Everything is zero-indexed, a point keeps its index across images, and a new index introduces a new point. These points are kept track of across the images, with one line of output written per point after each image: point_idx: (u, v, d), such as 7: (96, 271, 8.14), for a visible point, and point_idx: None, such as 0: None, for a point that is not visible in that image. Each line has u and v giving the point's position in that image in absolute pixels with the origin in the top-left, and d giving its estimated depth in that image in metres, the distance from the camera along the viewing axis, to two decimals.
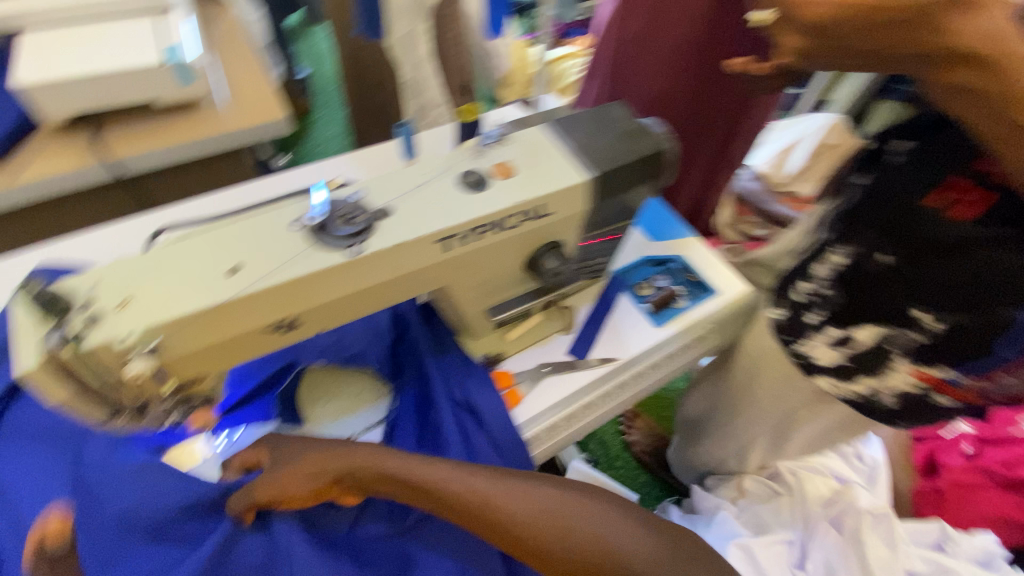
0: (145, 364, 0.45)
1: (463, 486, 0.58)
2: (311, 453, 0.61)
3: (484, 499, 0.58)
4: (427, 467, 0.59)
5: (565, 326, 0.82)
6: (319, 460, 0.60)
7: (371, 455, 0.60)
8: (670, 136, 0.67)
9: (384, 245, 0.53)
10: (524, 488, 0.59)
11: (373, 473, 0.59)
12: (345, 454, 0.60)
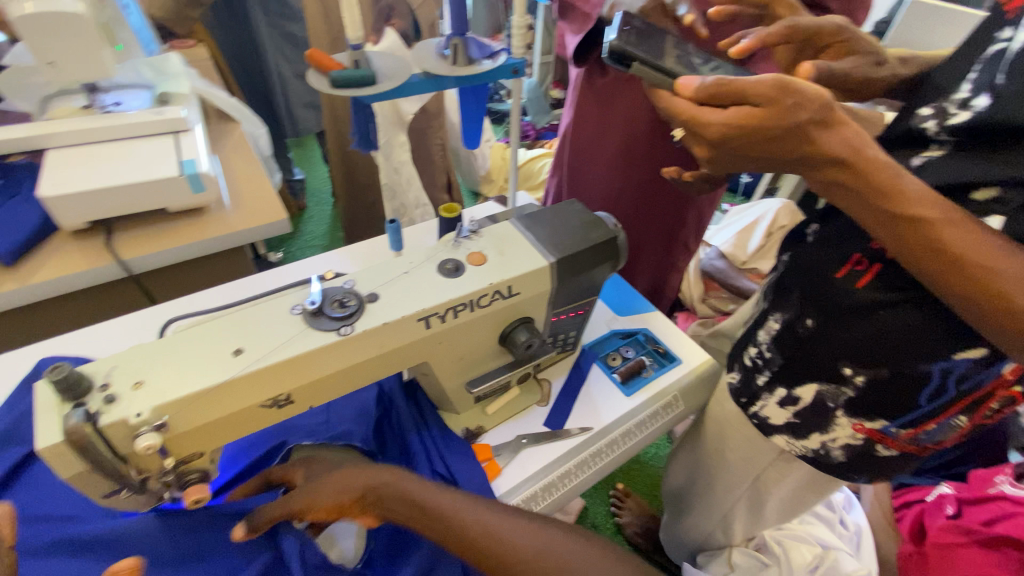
0: (155, 438, 0.50)
1: (476, 508, 0.59)
2: (338, 472, 0.63)
3: (491, 525, 0.58)
4: (442, 490, 0.61)
5: (541, 399, 0.88)
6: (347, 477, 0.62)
7: (397, 478, 0.62)
8: (620, 226, 0.79)
9: (373, 324, 0.60)
10: (529, 522, 0.58)
11: (392, 498, 0.61)
12: (372, 475, 0.62)
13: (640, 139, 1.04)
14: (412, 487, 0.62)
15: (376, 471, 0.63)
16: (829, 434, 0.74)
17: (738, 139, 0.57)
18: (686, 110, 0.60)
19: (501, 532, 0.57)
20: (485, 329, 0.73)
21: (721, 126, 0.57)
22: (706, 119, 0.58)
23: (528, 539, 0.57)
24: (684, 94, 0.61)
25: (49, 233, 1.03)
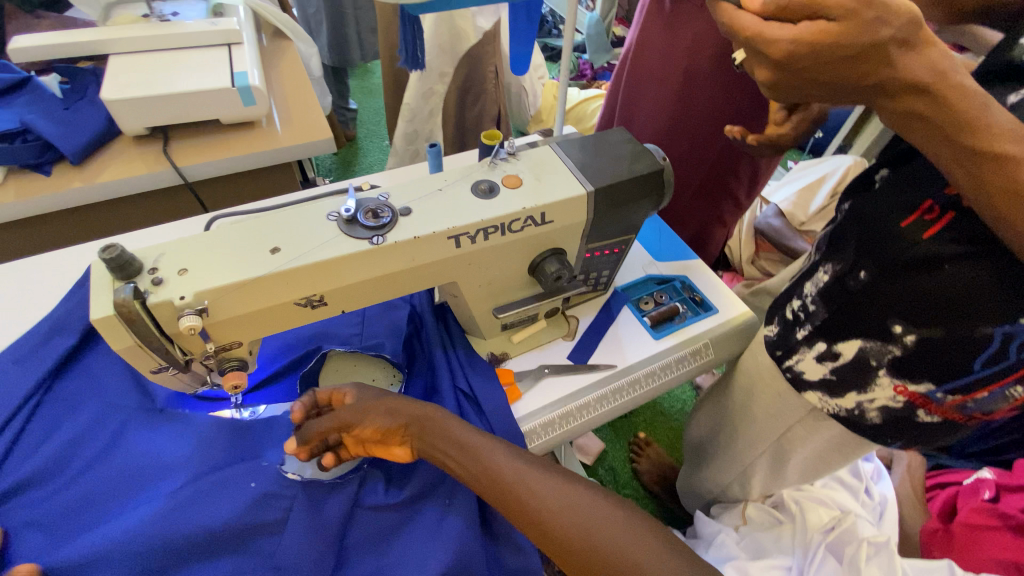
0: (196, 320, 0.53)
1: (505, 456, 0.67)
2: (390, 398, 0.71)
3: (518, 472, 0.66)
4: (477, 433, 0.69)
5: (567, 333, 0.88)
6: (395, 408, 0.70)
7: (431, 414, 0.70)
8: (668, 160, 0.74)
9: (405, 236, 0.61)
10: (546, 473, 0.67)
11: (427, 429, 0.69)
12: (416, 408, 0.70)
13: (702, 73, 0.96)
14: (452, 425, 0.69)
15: (420, 406, 0.71)
16: (866, 395, 0.70)
17: (805, 61, 0.49)
18: (750, 27, 0.50)
19: (524, 478, 0.66)
20: (516, 255, 0.72)
21: (789, 44, 0.48)
22: (771, 37, 0.49)
23: (546, 487, 0.65)
24: (749, 10, 0.51)
25: (114, 139, 1.09)
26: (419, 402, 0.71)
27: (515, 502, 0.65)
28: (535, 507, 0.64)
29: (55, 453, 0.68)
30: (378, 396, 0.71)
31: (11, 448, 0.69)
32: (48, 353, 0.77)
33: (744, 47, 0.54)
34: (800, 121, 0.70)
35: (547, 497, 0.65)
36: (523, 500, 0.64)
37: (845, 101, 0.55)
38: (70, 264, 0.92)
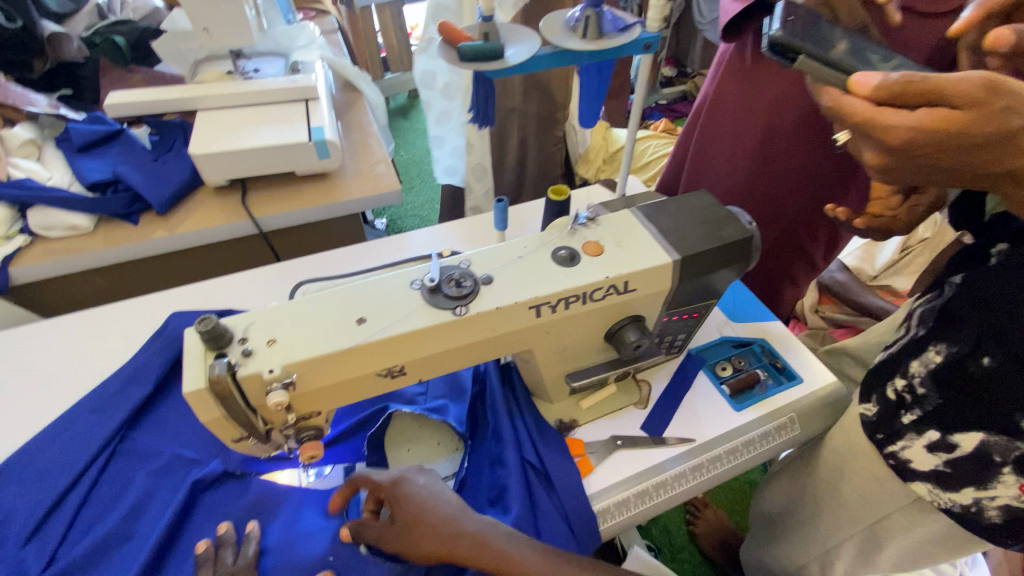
0: (284, 395, 0.53)
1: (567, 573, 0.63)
2: (425, 531, 0.64)
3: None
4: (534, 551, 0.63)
5: (639, 400, 0.84)
6: (442, 522, 0.64)
7: (474, 539, 0.63)
8: (756, 226, 0.70)
9: (489, 307, 0.60)
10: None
11: (474, 554, 0.62)
12: (456, 538, 0.63)
13: (784, 128, 0.93)
14: (504, 548, 0.63)
15: (466, 533, 0.64)
16: (985, 491, 0.63)
17: (925, 148, 0.46)
18: (859, 113, 0.48)
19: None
20: (592, 322, 0.69)
21: (907, 131, 0.46)
22: (886, 123, 0.47)
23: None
24: (857, 95, 0.49)
25: (196, 188, 1.14)
26: (467, 520, 0.65)
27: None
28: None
29: (132, 506, 0.72)
30: (420, 501, 0.66)
31: (87, 499, 0.73)
32: (125, 402, 0.80)
33: (850, 129, 0.51)
34: (912, 208, 0.68)
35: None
36: None
37: (966, 184, 0.51)
38: (154, 310, 0.96)
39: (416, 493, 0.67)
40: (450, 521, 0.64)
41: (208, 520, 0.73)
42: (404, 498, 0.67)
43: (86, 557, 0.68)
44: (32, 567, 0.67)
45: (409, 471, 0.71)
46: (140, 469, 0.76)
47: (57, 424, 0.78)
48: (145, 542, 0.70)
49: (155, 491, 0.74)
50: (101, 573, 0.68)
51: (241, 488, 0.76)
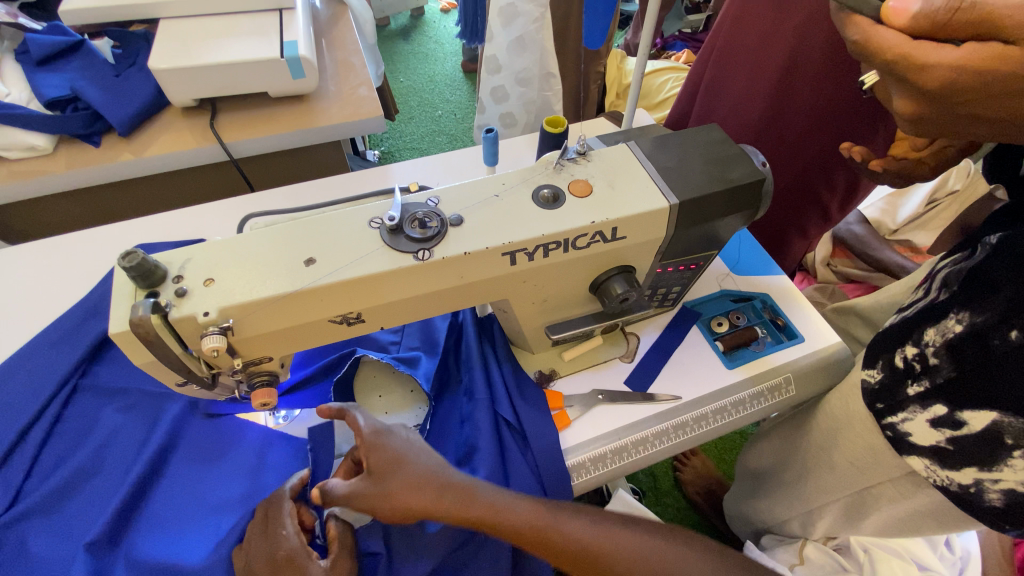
0: (220, 341, 0.48)
1: (535, 515, 0.61)
2: (403, 489, 0.59)
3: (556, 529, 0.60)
4: (505, 497, 0.61)
5: (625, 354, 0.80)
6: (418, 478, 0.60)
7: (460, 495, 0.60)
8: (769, 168, 0.62)
9: (457, 250, 0.53)
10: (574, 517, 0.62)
11: (462, 512, 0.60)
12: (435, 498, 0.60)
13: (813, 60, 0.82)
14: (476, 497, 0.61)
15: (445, 489, 0.61)
16: (989, 473, 0.58)
17: (969, 93, 0.41)
18: (893, 48, 0.41)
19: (561, 528, 0.60)
20: (577, 272, 0.63)
21: (951, 71, 0.40)
22: (925, 61, 0.40)
23: (585, 535, 0.61)
24: (890, 25, 0.41)
25: (164, 109, 1.05)
26: (444, 473, 0.62)
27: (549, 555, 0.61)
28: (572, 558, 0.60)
29: (97, 443, 0.70)
30: (397, 460, 0.61)
31: (48, 437, 0.71)
32: (85, 336, 0.77)
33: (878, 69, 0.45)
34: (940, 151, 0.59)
35: (578, 541, 0.60)
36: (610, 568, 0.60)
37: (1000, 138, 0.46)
38: (119, 240, 0.90)
39: (394, 453, 0.61)
40: (430, 479, 0.61)
41: (179, 460, 0.71)
42: (371, 460, 0.60)
43: (52, 494, 0.67)
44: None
45: (398, 431, 0.65)
46: (108, 407, 0.74)
47: (15, 358, 0.76)
48: (113, 479, 0.69)
49: (124, 430, 0.72)
50: (71, 509, 0.67)
51: (211, 431, 0.74)
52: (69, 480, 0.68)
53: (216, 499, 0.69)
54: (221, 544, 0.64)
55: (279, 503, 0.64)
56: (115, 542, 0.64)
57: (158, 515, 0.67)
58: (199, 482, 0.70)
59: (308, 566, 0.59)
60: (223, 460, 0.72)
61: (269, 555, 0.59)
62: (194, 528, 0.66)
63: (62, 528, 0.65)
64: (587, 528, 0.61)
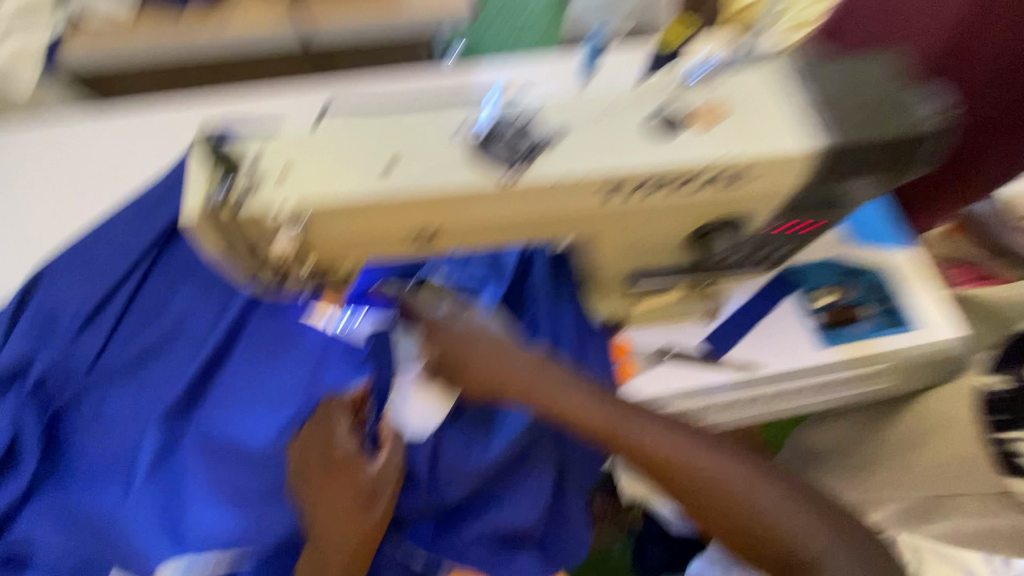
0: (290, 242, 0.47)
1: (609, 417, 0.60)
2: (469, 370, 0.62)
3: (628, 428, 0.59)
4: (577, 394, 0.60)
5: (707, 313, 0.73)
6: (485, 362, 0.61)
7: (528, 381, 0.61)
8: (945, 118, 0.49)
9: (548, 176, 0.48)
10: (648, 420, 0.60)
11: (530, 398, 0.61)
12: (501, 382, 0.61)
13: None
14: (547, 379, 0.61)
15: (511, 377, 0.61)
16: None
17: None
18: None
19: (633, 431, 0.59)
20: (673, 219, 0.56)
21: None
22: None
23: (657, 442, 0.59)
24: None
25: None
26: (517, 361, 0.61)
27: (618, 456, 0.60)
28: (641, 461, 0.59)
29: (169, 325, 0.72)
30: (464, 336, 0.62)
31: (127, 310, 0.74)
32: (162, 217, 0.78)
33: None
34: None
35: (650, 446, 0.58)
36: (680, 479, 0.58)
37: None
38: None
39: (463, 327, 0.63)
40: (496, 363, 0.61)
41: (241, 355, 0.70)
42: (436, 342, 0.62)
43: (128, 367, 0.70)
44: (80, 362, 0.69)
45: (466, 304, 0.66)
46: (180, 287, 0.75)
47: (99, 230, 0.78)
48: (181, 362, 0.70)
49: (192, 315, 0.73)
50: (145, 377, 0.69)
51: (273, 328, 0.71)
52: (144, 356, 0.70)
53: (275, 398, 0.68)
54: (279, 435, 0.66)
55: (332, 412, 0.64)
56: (185, 415, 0.67)
57: (223, 403, 0.67)
58: (260, 379, 0.69)
59: (364, 469, 0.62)
60: (283, 359, 0.70)
61: (326, 457, 0.62)
62: (252, 423, 0.67)
63: (132, 401, 0.67)
64: (660, 435, 0.59)
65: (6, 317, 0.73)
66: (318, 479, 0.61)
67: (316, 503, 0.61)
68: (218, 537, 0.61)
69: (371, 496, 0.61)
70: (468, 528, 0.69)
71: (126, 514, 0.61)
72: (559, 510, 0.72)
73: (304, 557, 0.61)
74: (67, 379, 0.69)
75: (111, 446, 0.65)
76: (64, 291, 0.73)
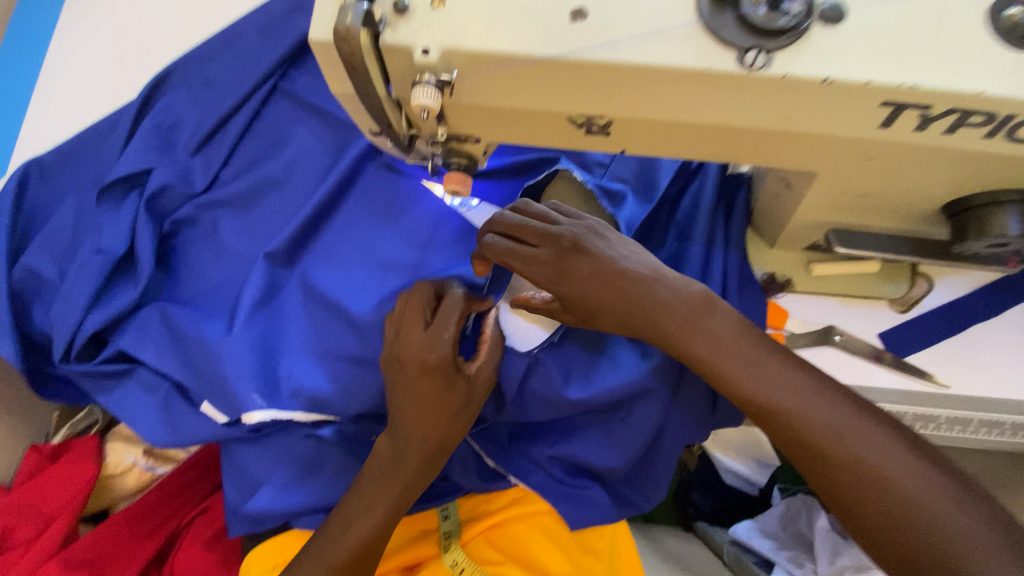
0: (432, 99, 0.36)
1: (811, 402, 0.46)
2: (570, 302, 0.52)
3: (832, 420, 0.45)
4: (762, 357, 0.48)
5: (893, 297, 0.59)
6: (583, 293, 0.51)
7: (633, 318, 0.50)
8: None
9: (814, 73, 0.33)
10: (863, 420, 0.45)
11: (635, 325, 0.51)
12: (601, 313, 0.51)
13: None
14: (706, 331, 0.49)
15: (615, 312, 0.51)
16: None
17: None
18: None
19: (746, 366, 0.48)
20: (948, 169, 0.40)
21: None
22: None
23: (874, 456, 0.44)
24: None
25: None
26: (622, 299, 0.50)
27: (813, 469, 0.45)
28: (849, 479, 0.44)
29: (287, 158, 0.67)
30: (599, 274, 0.50)
31: (246, 133, 0.69)
32: (289, 35, 0.70)
33: None
34: None
35: (764, 387, 0.47)
36: (796, 431, 0.46)
37: None
38: None
39: (597, 258, 0.51)
40: (593, 296, 0.51)
41: (356, 207, 0.65)
42: (520, 265, 0.52)
43: (243, 195, 0.66)
44: (197, 182, 0.67)
45: (586, 227, 0.53)
46: (300, 124, 0.69)
47: (224, 37, 0.71)
48: (296, 200, 0.66)
49: (312, 153, 0.67)
50: (257, 212, 0.66)
51: (392, 187, 0.65)
52: (260, 186, 0.66)
53: (383, 259, 0.63)
54: (385, 301, 0.60)
55: (445, 307, 0.56)
56: (291, 260, 0.64)
57: (333, 252, 0.63)
58: (372, 237, 0.64)
59: (457, 377, 0.55)
60: (398, 221, 0.64)
61: (422, 357, 0.55)
62: (358, 280, 0.62)
63: (247, 230, 0.65)
64: (882, 446, 0.44)
65: (127, 119, 0.69)
66: (410, 375, 0.55)
67: (401, 399, 0.55)
68: (310, 391, 0.59)
69: (460, 405, 0.55)
70: (542, 450, 0.64)
71: (225, 346, 0.59)
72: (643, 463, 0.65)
73: (383, 439, 0.58)
74: (184, 193, 0.66)
75: (224, 270, 0.64)
76: (185, 103, 0.69)
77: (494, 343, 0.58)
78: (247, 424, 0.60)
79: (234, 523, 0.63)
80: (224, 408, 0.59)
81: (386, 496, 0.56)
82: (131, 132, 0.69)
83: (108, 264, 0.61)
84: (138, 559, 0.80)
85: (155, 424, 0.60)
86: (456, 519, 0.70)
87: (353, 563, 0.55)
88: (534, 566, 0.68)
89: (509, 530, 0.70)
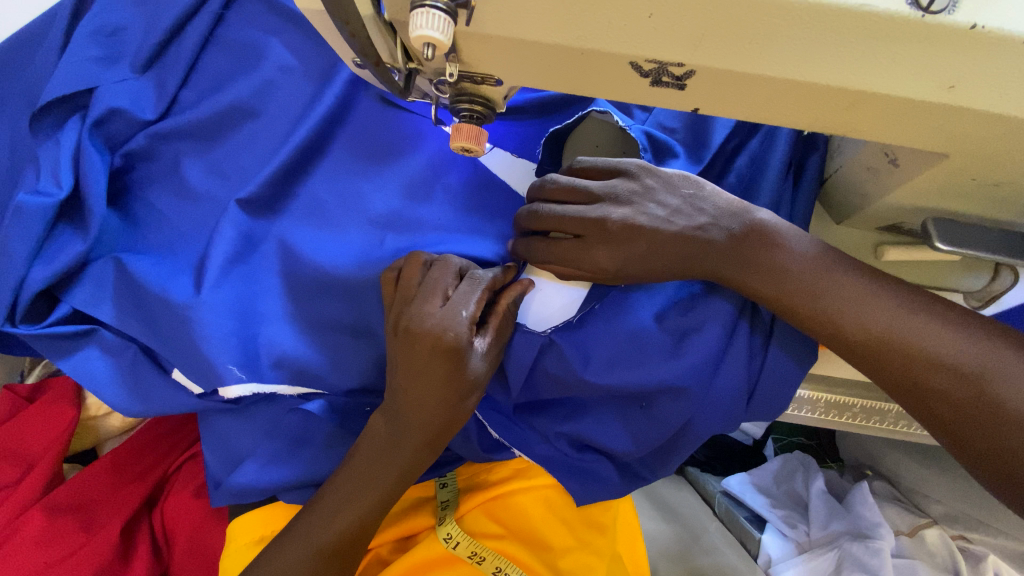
0: (441, 33, 0.27)
1: (937, 341, 0.41)
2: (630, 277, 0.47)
3: (961, 358, 0.40)
4: (864, 296, 0.43)
5: (971, 292, 0.51)
6: (646, 268, 0.46)
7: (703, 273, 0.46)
8: None
9: (1020, 27, 0.25)
10: (1008, 357, 0.39)
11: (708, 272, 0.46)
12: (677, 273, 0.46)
13: None
14: (786, 269, 0.44)
15: (683, 268, 0.46)
16: None
17: None
18: None
19: (836, 296, 0.43)
20: None
21: None
22: None
23: (999, 384, 0.39)
24: None
25: None
26: (686, 255, 0.45)
27: (919, 403, 0.41)
28: (982, 417, 0.39)
29: (255, 78, 0.54)
30: (657, 246, 0.45)
31: (206, 45, 0.57)
32: None
33: None
34: None
35: (856, 318, 0.42)
36: (900, 365, 0.41)
37: None
38: None
39: (649, 232, 0.45)
40: (657, 261, 0.45)
41: (342, 149, 0.54)
42: (561, 257, 0.47)
43: (204, 127, 0.55)
44: (149, 107, 0.55)
45: (624, 191, 0.46)
46: (274, 35, 0.56)
47: None
48: (270, 135, 0.54)
49: (291, 73, 0.55)
50: (225, 146, 0.55)
51: (386, 124, 0.54)
52: (226, 116, 0.55)
53: (373, 213, 0.53)
54: (376, 267, 0.52)
55: (468, 284, 0.48)
56: (269, 210, 0.54)
57: (324, 202, 0.53)
58: (355, 184, 0.53)
59: (469, 359, 0.47)
60: (392, 165, 0.54)
61: (435, 335, 0.46)
62: (346, 241, 0.52)
63: (214, 174, 0.54)
64: None
65: (60, 20, 0.56)
66: (418, 352, 0.46)
67: (406, 377, 0.48)
68: (294, 362, 0.52)
69: (468, 389, 0.48)
70: (550, 425, 0.58)
71: (194, 311, 0.51)
72: (668, 453, 0.59)
73: (381, 415, 0.52)
74: (134, 122, 0.55)
75: (189, 218, 0.54)
76: (129, 9, 0.56)
77: (501, 317, 0.50)
78: (225, 398, 0.54)
79: (218, 496, 0.58)
80: (198, 378, 0.53)
81: (383, 475, 0.51)
82: (66, 38, 0.56)
83: (52, 208, 0.51)
84: (126, 505, 0.75)
85: (122, 391, 0.54)
86: (453, 489, 0.68)
87: (353, 537, 0.52)
88: (535, 539, 0.65)
89: (511, 502, 0.67)
